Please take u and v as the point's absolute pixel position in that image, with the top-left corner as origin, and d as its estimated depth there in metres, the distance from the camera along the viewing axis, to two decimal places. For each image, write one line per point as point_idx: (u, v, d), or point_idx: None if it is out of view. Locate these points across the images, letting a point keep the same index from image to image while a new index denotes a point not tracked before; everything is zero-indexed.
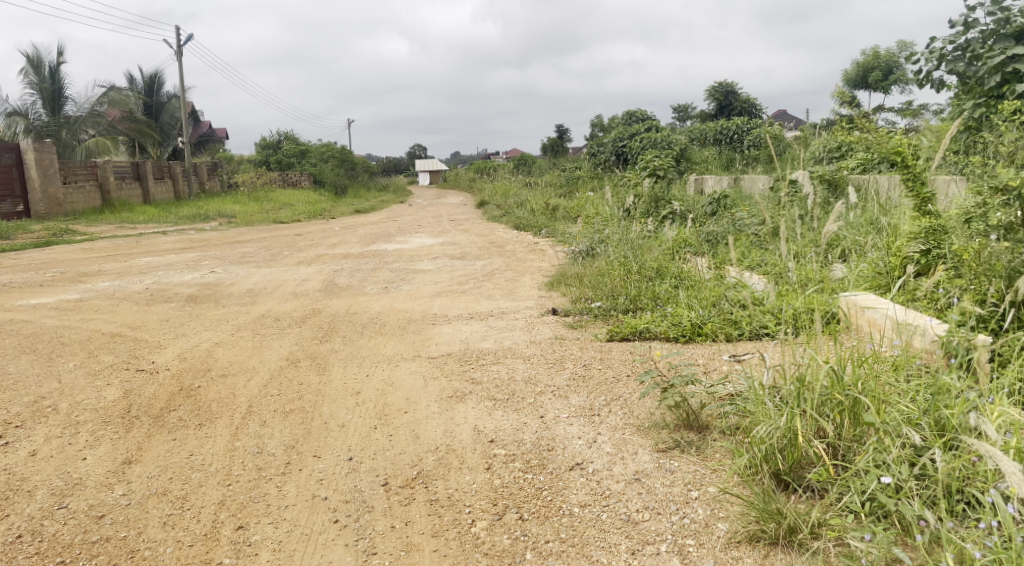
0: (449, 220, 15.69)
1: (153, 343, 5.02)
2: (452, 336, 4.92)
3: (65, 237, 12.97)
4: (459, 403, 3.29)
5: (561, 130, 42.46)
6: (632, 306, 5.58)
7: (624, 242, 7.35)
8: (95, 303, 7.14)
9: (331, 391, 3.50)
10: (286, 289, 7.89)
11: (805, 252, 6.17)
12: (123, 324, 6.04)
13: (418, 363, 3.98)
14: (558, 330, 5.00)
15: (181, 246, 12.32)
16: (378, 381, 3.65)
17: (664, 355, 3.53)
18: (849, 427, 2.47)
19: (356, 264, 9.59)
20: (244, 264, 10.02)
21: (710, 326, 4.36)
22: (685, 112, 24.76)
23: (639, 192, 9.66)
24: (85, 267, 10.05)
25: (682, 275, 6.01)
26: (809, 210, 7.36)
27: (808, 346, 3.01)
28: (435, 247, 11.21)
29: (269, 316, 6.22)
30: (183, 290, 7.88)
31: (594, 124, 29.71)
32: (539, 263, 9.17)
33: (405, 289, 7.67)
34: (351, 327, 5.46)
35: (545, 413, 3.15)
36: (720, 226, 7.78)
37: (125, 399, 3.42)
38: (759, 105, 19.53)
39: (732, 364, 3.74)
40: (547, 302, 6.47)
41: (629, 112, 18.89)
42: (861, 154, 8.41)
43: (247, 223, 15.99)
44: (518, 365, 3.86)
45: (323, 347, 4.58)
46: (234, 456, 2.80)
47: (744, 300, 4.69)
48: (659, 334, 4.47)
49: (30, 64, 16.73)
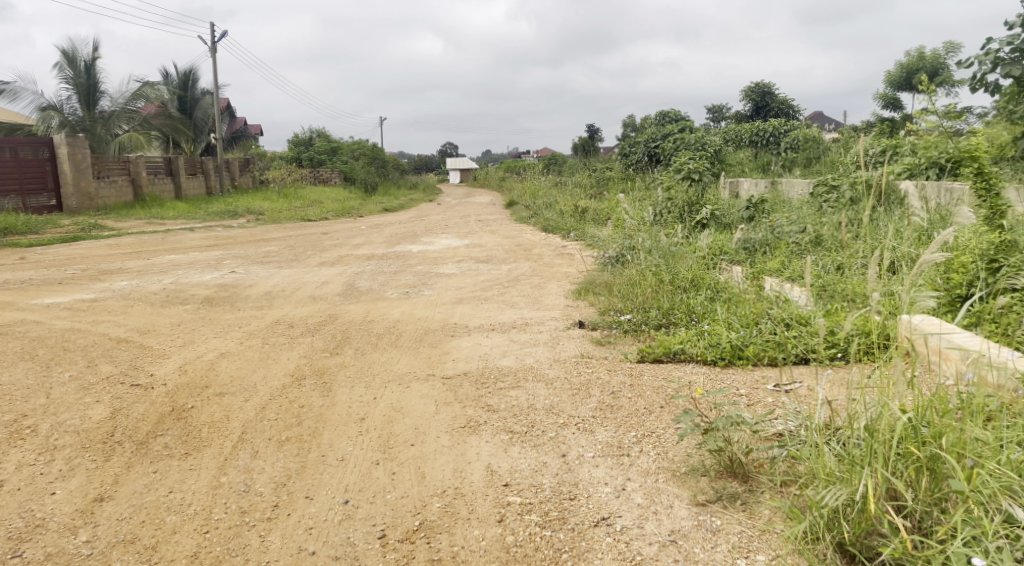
0: (477, 220, 15.37)
1: (157, 352, 4.76)
2: (471, 351, 4.59)
3: (93, 232, 12.92)
4: (473, 435, 2.97)
5: (592, 128, 41.96)
6: (664, 321, 5.19)
7: (656, 250, 6.97)
8: (109, 303, 6.95)
9: (333, 416, 3.19)
10: (305, 291, 7.64)
11: (853, 264, 5.73)
12: (132, 329, 5.81)
13: (430, 385, 3.66)
14: (585, 346, 4.65)
15: (206, 244, 12.19)
16: (386, 404, 3.33)
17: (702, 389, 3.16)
18: (927, 490, 2.13)
19: (379, 266, 9.33)
20: (266, 263, 9.81)
21: (752, 349, 3.98)
22: (719, 113, 24.11)
23: (671, 195, 9.24)
24: (107, 264, 9.92)
25: (719, 287, 5.62)
26: (853, 218, 6.91)
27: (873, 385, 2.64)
28: (461, 249, 10.88)
29: (282, 322, 5.96)
30: (200, 291, 7.66)
31: (626, 123, 29.23)
32: (566, 268, 8.81)
33: (427, 294, 7.36)
34: (366, 337, 5.16)
35: (567, 451, 2.80)
36: (758, 232, 7.26)
37: (111, 420, 3.14)
38: (797, 107, 18.89)
39: (778, 396, 3.35)
40: (573, 313, 6.11)
41: (662, 112, 18.45)
42: (908, 157, 7.88)
43: (274, 220, 15.87)
44: (538, 390, 3.52)
45: (332, 361, 4.28)
46: (217, 495, 2.51)
47: (789, 319, 4.28)
48: (695, 356, 4.08)
49: (65, 59, 16.75)
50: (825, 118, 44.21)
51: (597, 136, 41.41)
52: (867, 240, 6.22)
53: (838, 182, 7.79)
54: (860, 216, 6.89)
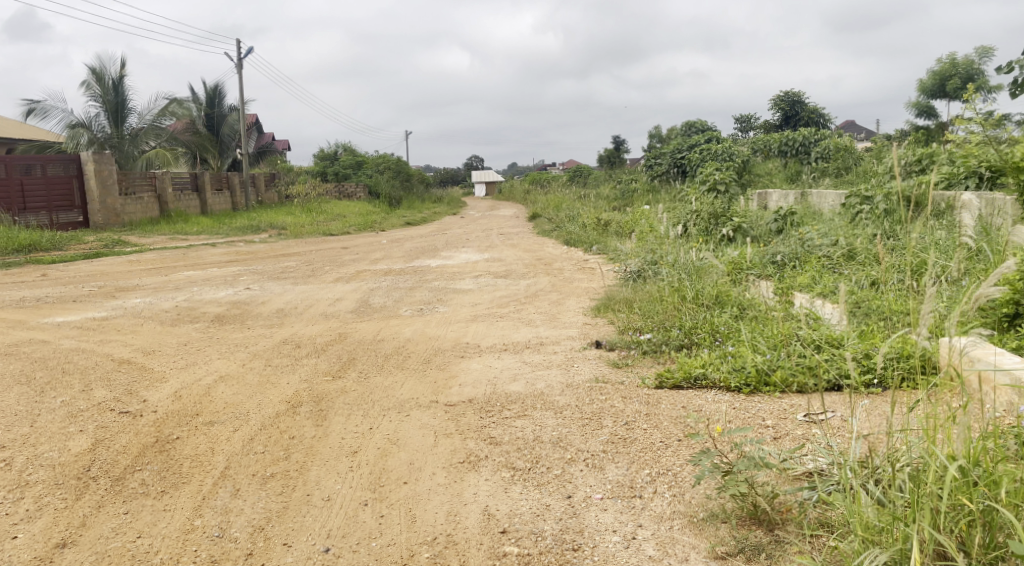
0: (498, 234, 15.16)
1: (157, 375, 4.60)
2: (480, 374, 4.34)
3: (116, 248, 12.95)
4: (470, 472, 2.74)
5: (617, 140, 41.72)
6: (686, 342, 4.90)
7: (680, 265, 6.69)
8: (119, 322, 6.84)
9: (325, 449, 2.98)
10: (318, 309, 7.47)
11: (888, 279, 5.40)
12: (137, 349, 5.67)
13: (432, 413, 3.42)
14: (600, 369, 4.38)
15: (226, 259, 12.14)
16: (382, 436, 3.11)
17: (723, 424, 2.90)
18: (979, 549, 1.90)
19: (395, 282, 9.15)
20: (282, 280, 9.69)
21: (779, 375, 3.70)
22: (747, 123, 23.68)
23: (696, 207, 8.95)
24: (125, 281, 9.89)
25: (745, 304, 5.33)
26: (887, 231, 6.56)
27: (915, 422, 2.37)
28: (480, 263, 10.67)
29: (290, 341, 5.79)
30: (212, 309, 7.54)
31: (651, 135, 28.85)
32: (587, 283, 8.56)
33: (441, 311, 7.15)
34: (372, 358, 4.95)
35: (573, 492, 2.56)
36: (786, 245, 6.92)
37: (90, 453, 2.96)
38: (827, 115, 18.44)
39: (807, 428, 3.06)
40: (591, 331, 5.85)
41: (688, 122, 18.14)
42: (945, 166, 7.52)
43: (296, 235, 15.81)
44: (546, 420, 3.26)
45: (332, 385, 4.06)
46: (188, 541, 2.31)
47: (820, 341, 3.99)
48: (718, 382, 3.80)
49: (94, 77, 16.92)
50: (856, 127, 43.31)
51: (622, 148, 41.08)
52: (903, 254, 5.87)
53: (871, 193, 7.45)
54: (895, 228, 6.53)
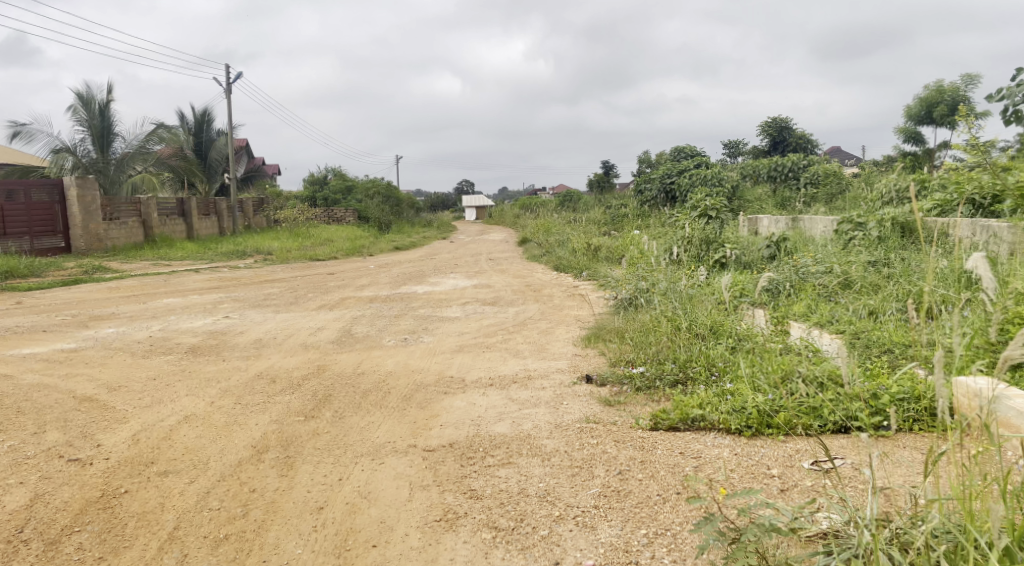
0: (487, 259, 14.91)
1: (118, 415, 4.29)
2: (463, 413, 4.05)
3: (95, 275, 12.59)
4: (447, 533, 2.47)
5: (607, 165, 41.71)
6: (681, 376, 4.66)
7: (671, 294, 6.47)
8: (88, 355, 6.52)
9: (287, 504, 2.70)
10: (297, 339, 7.18)
11: (888, 310, 5.20)
12: (102, 384, 5.35)
13: (409, 460, 3.14)
14: (591, 407, 4.12)
15: (208, 286, 11.84)
16: (352, 488, 2.83)
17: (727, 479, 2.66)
18: None
19: (380, 309, 8.88)
20: (262, 307, 9.39)
21: (783, 416, 3.45)
22: (736, 148, 23.69)
23: (687, 233, 8.77)
24: (100, 309, 9.55)
25: (741, 335, 5.10)
26: (883, 258, 6.36)
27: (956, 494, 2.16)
28: (467, 290, 10.41)
29: (266, 375, 5.50)
30: (187, 339, 7.23)
31: (641, 160, 28.84)
32: (577, 311, 8.31)
33: (426, 341, 6.88)
34: (350, 394, 4.66)
35: (561, 558, 2.32)
36: (780, 273, 6.70)
37: (25, 510, 2.69)
38: (815, 141, 18.42)
39: (817, 478, 2.80)
40: (581, 364, 5.61)
41: (677, 147, 18.10)
42: (937, 193, 7.38)
43: (282, 260, 15.51)
44: (532, 469, 2.99)
45: (303, 427, 3.77)
46: None
47: (823, 378, 3.75)
48: (718, 423, 3.54)
49: (80, 102, 16.62)
50: (842, 153, 43.55)
51: (612, 172, 41.04)
52: (900, 284, 5.67)
53: (864, 220, 7.30)
54: (892, 256, 6.34)
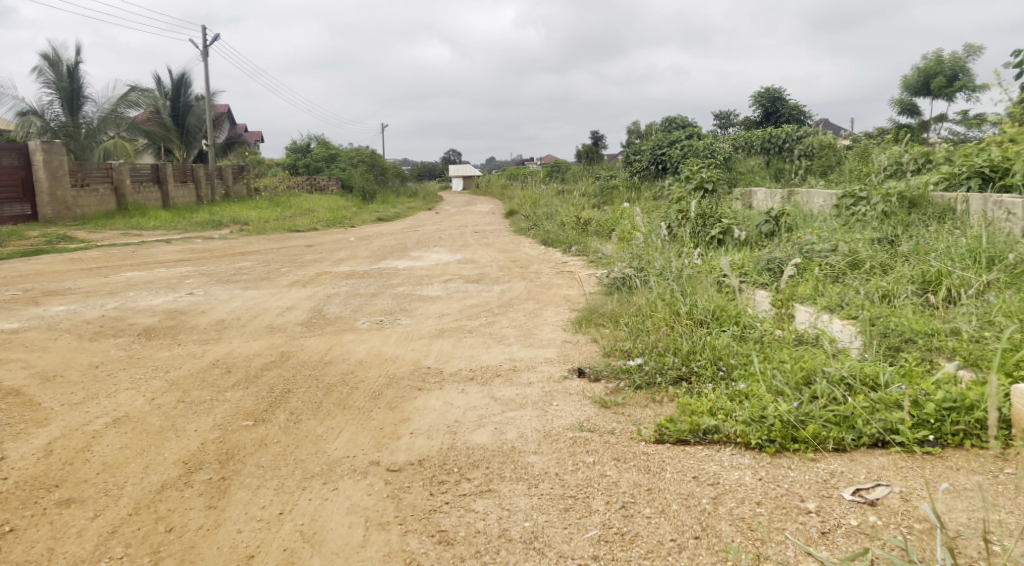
0: (473, 232, 14.28)
1: (41, 414, 3.71)
2: (438, 417, 3.51)
3: (59, 245, 11.85)
4: None
5: (595, 136, 40.85)
6: (684, 370, 4.13)
7: (668, 274, 5.95)
8: (29, 337, 5.89)
9: (209, 553, 2.18)
10: (264, 320, 6.58)
11: (903, 293, 4.68)
12: (35, 373, 4.76)
13: (367, 486, 2.60)
14: (585, 410, 3.59)
15: (177, 258, 11.15)
16: (293, 527, 2.31)
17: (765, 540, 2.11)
18: None
19: (356, 287, 8.29)
20: (231, 283, 8.75)
21: (811, 429, 2.94)
22: (727, 119, 23.05)
23: (681, 208, 8.19)
24: (57, 283, 8.89)
25: (747, 323, 4.56)
26: (892, 235, 5.84)
27: None
28: (451, 265, 9.82)
29: (221, 365, 4.93)
30: (143, 320, 6.60)
31: (629, 131, 28.20)
32: (566, 290, 7.77)
33: (403, 324, 6.32)
34: (312, 389, 4.12)
35: None
36: (783, 250, 6.12)
37: None
38: (809, 112, 17.83)
39: (863, 516, 2.30)
40: (571, 352, 5.08)
41: (667, 117, 17.48)
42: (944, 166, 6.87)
43: (259, 230, 14.79)
44: (516, 500, 2.46)
45: (249, 435, 3.22)
46: None
47: (851, 378, 3.22)
48: (734, 436, 3.02)
49: (47, 63, 15.67)
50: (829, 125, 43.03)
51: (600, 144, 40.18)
52: (914, 263, 5.13)
53: (867, 192, 6.77)
54: (901, 234, 5.82)
